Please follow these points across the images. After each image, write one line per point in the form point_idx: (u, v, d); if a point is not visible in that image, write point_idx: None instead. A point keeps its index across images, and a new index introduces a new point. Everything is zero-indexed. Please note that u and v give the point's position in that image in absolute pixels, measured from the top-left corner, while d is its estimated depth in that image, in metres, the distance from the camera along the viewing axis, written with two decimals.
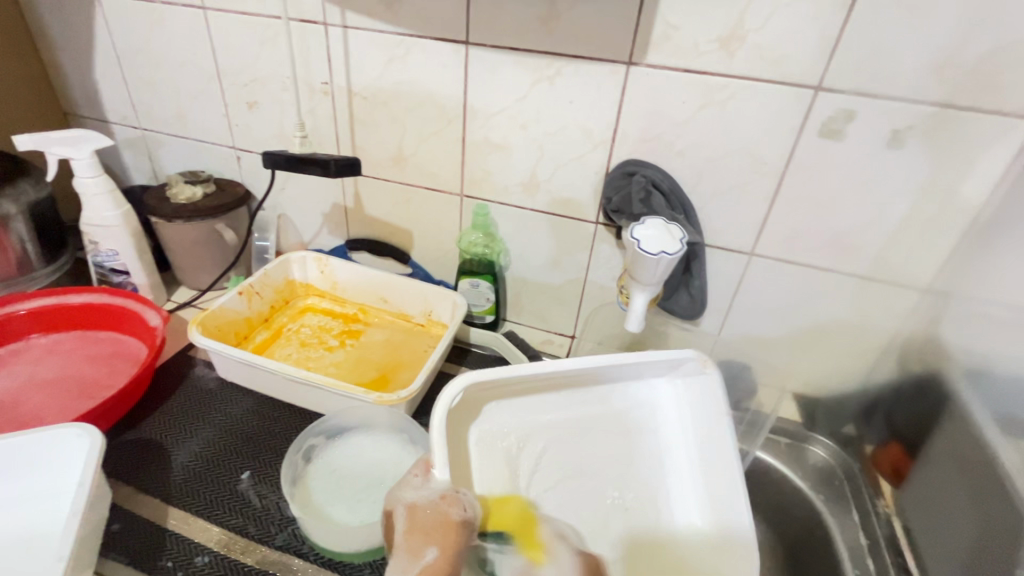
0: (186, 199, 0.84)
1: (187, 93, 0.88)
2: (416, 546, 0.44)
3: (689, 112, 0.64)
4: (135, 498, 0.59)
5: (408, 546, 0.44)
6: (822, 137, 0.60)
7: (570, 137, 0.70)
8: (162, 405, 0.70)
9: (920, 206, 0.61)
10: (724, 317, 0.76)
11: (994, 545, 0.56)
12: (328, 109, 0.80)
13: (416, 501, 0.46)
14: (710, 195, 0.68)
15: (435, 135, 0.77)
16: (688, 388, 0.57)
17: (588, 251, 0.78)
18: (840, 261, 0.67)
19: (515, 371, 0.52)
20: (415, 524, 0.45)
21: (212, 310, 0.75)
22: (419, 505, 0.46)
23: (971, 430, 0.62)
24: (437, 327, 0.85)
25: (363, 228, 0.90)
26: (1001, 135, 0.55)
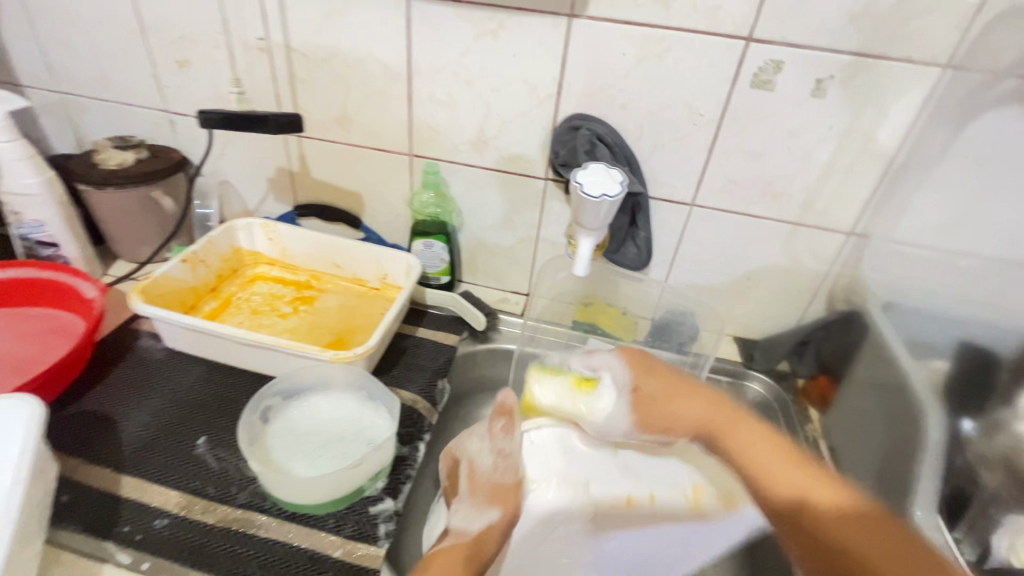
0: (116, 164, 0.80)
1: (110, 53, 0.82)
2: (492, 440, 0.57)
3: (630, 64, 0.65)
4: (84, 469, 0.58)
5: (475, 501, 0.54)
6: (754, 88, 0.63)
7: (516, 93, 0.71)
8: (107, 378, 0.67)
9: (842, 153, 0.66)
10: (669, 267, 0.80)
11: (901, 455, 0.64)
12: (266, 67, 0.77)
13: (477, 463, 0.56)
14: (653, 148, 0.70)
15: (380, 93, 0.75)
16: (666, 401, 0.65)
17: (538, 208, 0.80)
18: (772, 208, 0.71)
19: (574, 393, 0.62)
20: (476, 486, 0.54)
21: (153, 278, 0.73)
22: (479, 466, 0.56)
23: (885, 356, 0.68)
24: (393, 290, 0.85)
25: (310, 193, 0.88)
26: (910, 83, 0.60)
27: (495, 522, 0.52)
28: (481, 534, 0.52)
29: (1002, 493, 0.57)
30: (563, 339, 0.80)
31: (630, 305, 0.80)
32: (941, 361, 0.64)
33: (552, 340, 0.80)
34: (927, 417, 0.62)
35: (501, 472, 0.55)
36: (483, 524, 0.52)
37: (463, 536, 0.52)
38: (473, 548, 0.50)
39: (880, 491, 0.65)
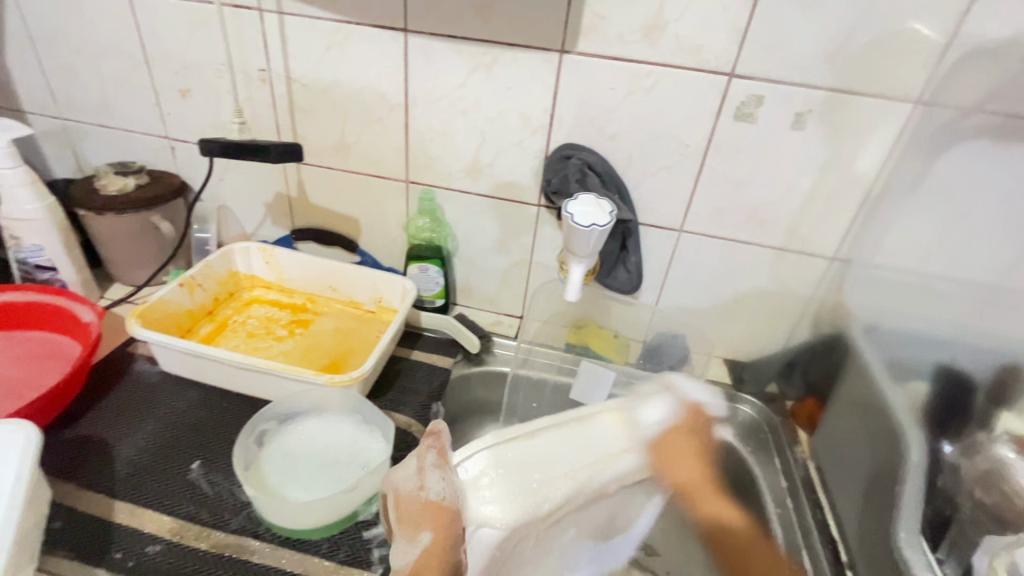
0: (117, 190, 0.81)
1: (113, 81, 0.85)
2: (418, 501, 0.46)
3: (618, 97, 0.68)
4: (77, 495, 0.58)
5: (405, 532, 0.46)
6: (737, 120, 0.66)
7: (509, 123, 0.73)
8: (102, 402, 0.68)
9: (822, 182, 0.68)
10: (659, 290, 0.82)
11: (884, 480, 0.64)
12: (266, 96, 0.79)
13: (401, 491, 0.48)
14: (642, 176, 0.73)
15: (377, 122, 0.78)
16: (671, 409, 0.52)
17: (531, 233, 0.82)
18: (757, 234, 0.74)
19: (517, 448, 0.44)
20: (405, 512, 0.47)
21: (151, 302, 0.74)
22: (404, 492, 0.47)
23: (866, 378, 0.69)
24: (388, 312, 0.86)
25: (308, 218, 0.90)
26: (885, 117, 0.63)
27: (428, 550, 0.44)
28: (415, 567, 0.44)
29: (981, 516, 0.60)
30: (555, 360, 0.81)
31: (621, 327, 0.82)
32: (921, 384, 0.66)
33: (546, 361, 0.80)
34: (910, 446, 0.63)
35: (434, 495, 0.45)
36: (420, 552, 0.45)
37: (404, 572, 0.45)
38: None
39: (863, 516, 0.66)
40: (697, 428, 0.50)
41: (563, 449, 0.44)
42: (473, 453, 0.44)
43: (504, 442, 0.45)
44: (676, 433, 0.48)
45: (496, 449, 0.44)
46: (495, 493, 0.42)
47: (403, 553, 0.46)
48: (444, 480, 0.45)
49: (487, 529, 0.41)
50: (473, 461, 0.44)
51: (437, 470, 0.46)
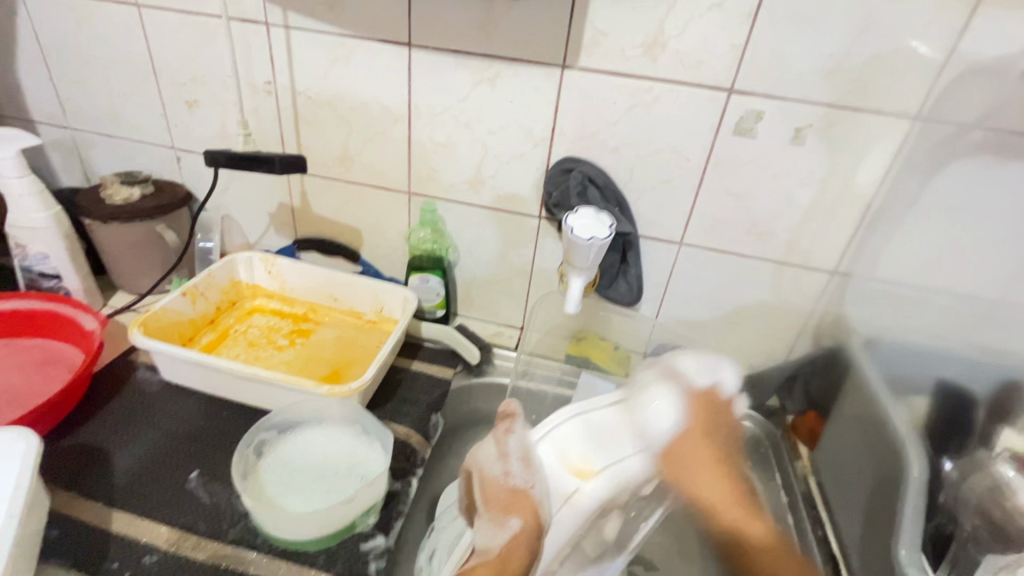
0: (123, 200, 0.82)
1: (121, 93, 0.86)
2: (493, 497, 0.47)
3: (619, 112, 0.69)
4: (75, 503, 0.58)
5: (491, 517, 0.47)
6: (736, 135, 0.67)
7: (511, 136, 0.74)
8: (102, 410, 0.68)
9: (821, 196, 0.69)
10: (659, 303, 0.82)
11: (889, 493, 0.64)
12: (272, 108, 0.81)
13: (487, 473, 0.49)
14: (642, 190, 0.73)
15: (381, 134, 0.79)
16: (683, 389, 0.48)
17: (532, 244, 0.82)
18: (757, 248, 0.74)
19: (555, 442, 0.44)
20: (491, 494, 0.48)
21: (154, 311, 0.74)
22: (489, 476, 0.48)
23: (866, 392, 0.70)
24: (389, 323, 0.87)
25: (311, 228, 0.91)
26: (883, 133, 0.64)
27: (517, 537, 0.44)
28: (504, 551, 0.44)
29: (981, 533, 0.59)
30: (556, 372, 0.81)
31: (621, 339, 0.81)
32: (922, 400, 0.68)
33: (546, 374, 0.80)
34: (912, 457, 0.62)
35: (521, 483, 0.46)
36: (509, 536, 0.45)
37: (489, 554, 0.45)
38: (500, 565, 0.44)
39: (868, 527, 0.65)
40: (713, 412, 0.48)
41: (596, 446, 0.44)
42: (537, 434, 0.45)
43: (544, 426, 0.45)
44: (688, 437, 0.46)
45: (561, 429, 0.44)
46: (565, 478, 0.43)
47: (492, 535, 0.46)
48: (525, 461, 0.45)
49: (571, 500, 0.43)
50: (544, 441, 0.44)
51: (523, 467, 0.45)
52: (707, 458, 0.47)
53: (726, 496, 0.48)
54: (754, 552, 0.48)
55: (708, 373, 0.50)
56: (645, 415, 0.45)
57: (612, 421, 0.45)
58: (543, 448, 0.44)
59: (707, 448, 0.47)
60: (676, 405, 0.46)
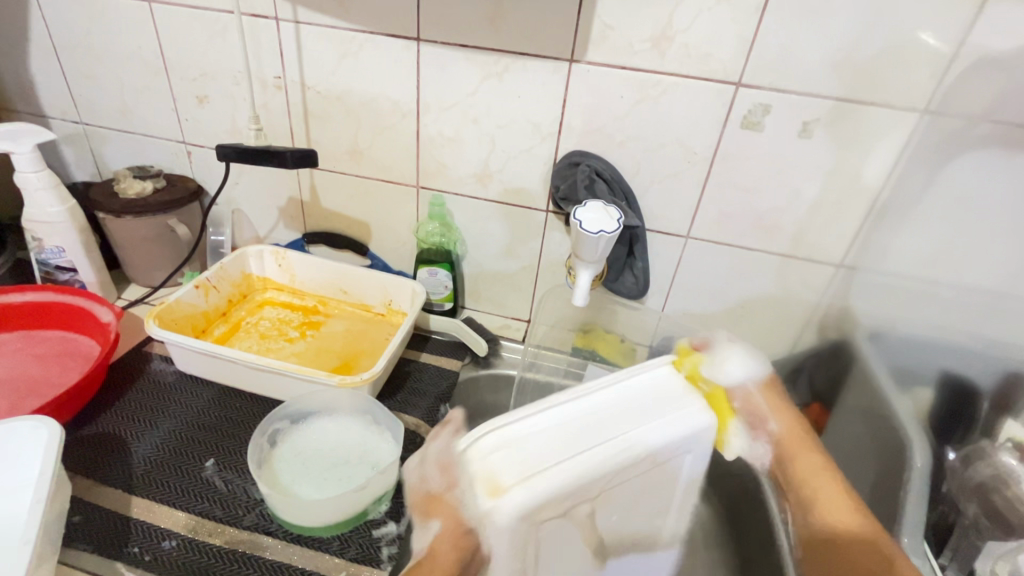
0: (135, 193, 0.83)
1: (133, 88, 0.87)
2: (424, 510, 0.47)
3: (626, 106, 0.69)
4: (95, 490, 0.59)
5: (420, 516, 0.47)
6: (744, 129, 0.67)
7: (519, 130, 0.74)
8: (119, 400, 0.69)
9: (827, 190, 0.69)
10: (665, 296, 0.83)
11: (890, 480, 0.66)
12: (282, 103, 0.81)
13: (421, 479, 0.49)
14: (649, 183, 0.74)
15: (389, 129, 0.79)
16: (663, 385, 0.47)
17: (539, 238, 0.83)
18: (764, 242, 0.74)
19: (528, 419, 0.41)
20: (428, 499, 0.47)
21: (168, 303, 0.75)
22: (429, 480, 0.47)
23: (870, 384, 0.71)
24: (397, 315, 0.88)
25: (320, 221, 0.92)
26: (890, 127, 0.64)
27: (437, 538, 0.44)
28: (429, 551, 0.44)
29: (982, 521, 0.61)
30: (563, 365, 0.81)
31: (628, 332, 0.81)
32: (925, 391, 0.69)
33: (552, 366, 0.81)
34: (913, 447, 0.64)
35: (438, 484, 0.46)
36: (430, 540, 0.45)
37: (419, 557, 0.45)
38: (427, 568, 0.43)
39: (871, 514, 0.66)
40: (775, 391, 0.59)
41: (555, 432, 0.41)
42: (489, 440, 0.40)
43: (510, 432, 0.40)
44: (757, 390, 0.58)
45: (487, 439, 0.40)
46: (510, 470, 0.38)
47: (418, 536, 0.47)
48: (441, 466, 0.45)
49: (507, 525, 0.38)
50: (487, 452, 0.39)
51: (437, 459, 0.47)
52: (795, 432, 0.58)
53: (797, 439, 0.58)
54: (844, 547, 0.52)
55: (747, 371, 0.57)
56: (629, 432, 0.42)
57: (582, 420, 0.42)
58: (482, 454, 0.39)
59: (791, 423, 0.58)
60: (665, 377, 0.48)
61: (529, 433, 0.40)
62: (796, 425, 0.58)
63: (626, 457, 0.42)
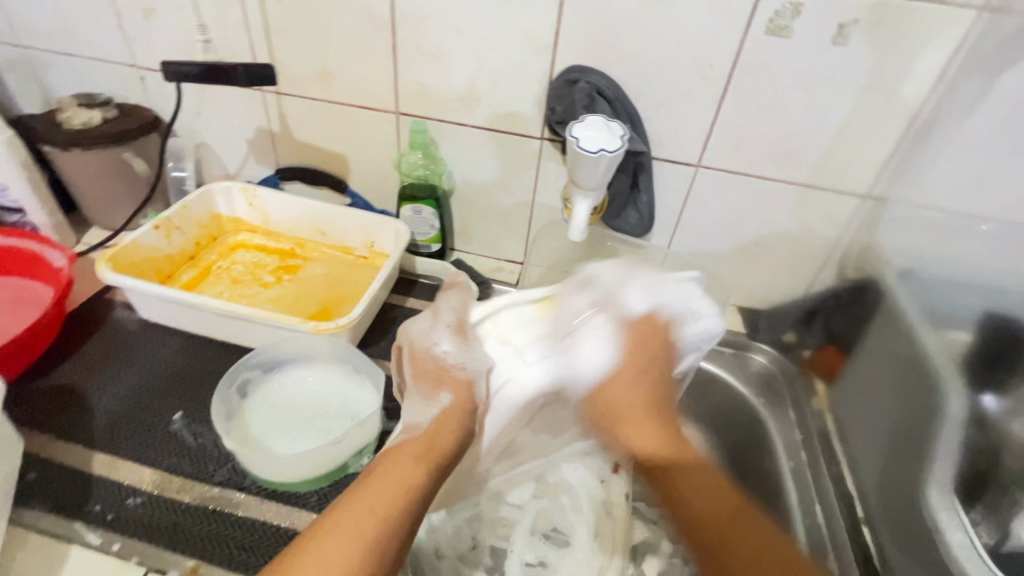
0: (81, 123, 0.74)
1: (69, 1, 0.76)
2: (428, 390, 0.48)
3: (633, 9, 0.59)
4: (52, 445, 0.55)
5: (420, 390, 0.48)
6: (769, 35, 0.58)
7: (509, 42, 0.65)
8: (78, 350, 0.64)
9: (860, 108, 0.61)
10: (671, 233, 0.76)
11: (920, 431, 0.60)
12: (238, 15, 0.71)
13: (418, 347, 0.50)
14: (656, 105, 0.65)
15: (362, 44, 0.70)
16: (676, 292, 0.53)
17: (534, 170, 0.75)
18: (784, 170, 0.67)
19: (515, 309, 0.50)
20: (422, 366, 0.49)
21: (124, 245, 0.69)
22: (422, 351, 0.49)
23: (901, 326, 0.64)
24: (381, 258, 0.81)
25: (293, 155, 0.83)
26: (941, 29, 0.55)
27: (447, 410, 0.46)
28: (431, 428, 0.46)
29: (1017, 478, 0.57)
30: None
31: None
32: (964, 333, 0.62)
33: None
34: (948, 394, 0.59)
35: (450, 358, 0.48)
36: (437, 412, 0.46)
37: (417, 431, 0.46)
38: (427, 441, 0.45)
39: (885, 463, 0.62)
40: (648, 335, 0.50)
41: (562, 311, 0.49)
42: (512, 314, 0.50)
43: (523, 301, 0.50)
44: (626, 359, 0.48)
45: (500, 315, 0.49)
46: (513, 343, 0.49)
47: (418, 410, 0.48)
48: (457, 320, 0.49)
49: (512, 385, 0.47)
50: (505, 324, 0.49)
51: (452, 338, 0.48)
52: (647, 368, 0.49)
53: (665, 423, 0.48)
54: (681, 488, 0.44)
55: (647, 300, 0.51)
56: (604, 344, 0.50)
57: (583, 325, 0.49)
58: (485, 334, 0.49)
59: (642, 380, 0.48)
60: (609, 334, 0.48)
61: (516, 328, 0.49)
62: (668, 441, 0.46)
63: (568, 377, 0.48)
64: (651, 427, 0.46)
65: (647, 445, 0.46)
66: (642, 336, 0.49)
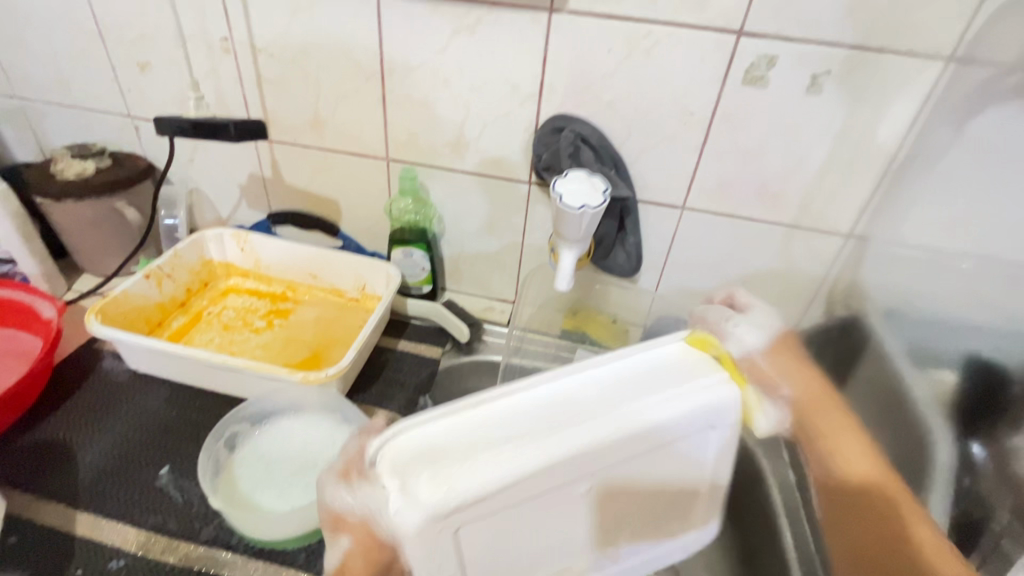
0: (75, 173, 0.75)
1: (67, 56, 0.78)
2: (333, 532, 0.42)
3: (615, 62, 0.61)
4: (35, 506, 0.54)
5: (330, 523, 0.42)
6: (745, 85, 0.60)
7: (496, 93, 0.67)
8: (65, 403, 0.64)
9: (838, 152, 0.62)
10: (660, 273, 0.77)
11: (914, 472, 0.59)
12: (231, 68, 0.73)
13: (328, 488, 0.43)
14: (640, 150, 0.67)
15: (353, 95, 0.71)
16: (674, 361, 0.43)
17: (522, 213, 0.76)
18: (767, 211, 0.68)
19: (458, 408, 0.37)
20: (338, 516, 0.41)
21: (114, 296, 0.69)
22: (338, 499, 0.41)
23: (885, 364, 0.65)
24: (372, 300, 0.81)
25: (286, 200, 0.84)
26: (910, 78, 0.57)
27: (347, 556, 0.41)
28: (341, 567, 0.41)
29: None
30: (552, 349, 0.76)
31: (620, 311, 0.76)
32: (950, 373, 0.60)
33: (539, 350, 0.76)
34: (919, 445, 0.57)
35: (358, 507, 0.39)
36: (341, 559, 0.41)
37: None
38: None
39: None
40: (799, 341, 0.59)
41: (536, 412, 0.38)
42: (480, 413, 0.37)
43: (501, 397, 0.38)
44: (772, 354, 0.55)
45: (415, 430, 0.36)
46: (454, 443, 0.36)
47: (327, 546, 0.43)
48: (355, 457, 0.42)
49: (404, 520, 0.35)
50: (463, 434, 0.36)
51: (341, 482, 0.41)
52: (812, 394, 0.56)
53: (823, 401, 0.56)
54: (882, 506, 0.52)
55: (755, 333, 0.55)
56: (629, 406, 0.39)
57: (595, 394, 0.39)
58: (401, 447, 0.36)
59: (803, 371, 0.57)
60: (758, 329, 0.56)
61: (458, 432, 0.36)
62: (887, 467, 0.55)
63: (620, 425, 0.38)
64: (868, 455, 0.55)
65: (865, 467, 0.54)
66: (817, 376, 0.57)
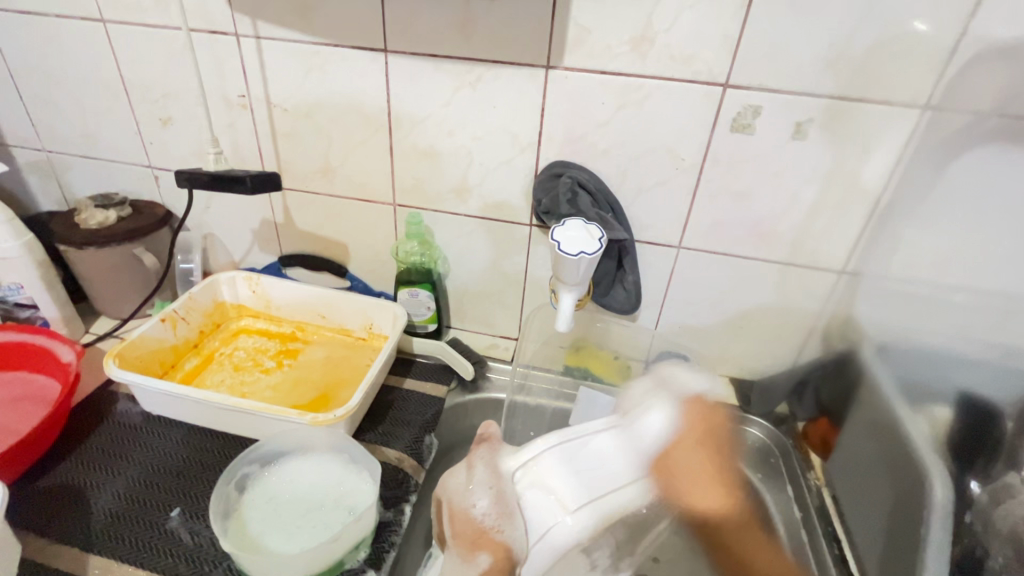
0: (98, 223, 0.79)
1: (94, 113, 0.83)
2: (466, 553, 0.48)
3: (608, 112, 0.65)
4: (50, 549, 0.55)
5: (458, 551, 0.49)
6: (733, 132, 0.63)
7: (497, 142, 0.70)
8: (80, 445, 0.65)
9: (825, 193, 0.65)
10: (659, 309, 0.79)
11: (911, 505, 0.62)
12: (248, 122, 0.77)
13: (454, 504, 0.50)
14: (635, 193, 0.70)
15: (362, 145, 0.75)
16: (605, 449, 0.50)
17: (524, 253, 0.79)
18: (760, 249, 0.70)
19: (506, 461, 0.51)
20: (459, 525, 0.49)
21: (131, 340, 0.71)
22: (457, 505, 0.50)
23: (883, 403, 0.68)
24: (379, 339, 0.84)
25: (296, 243, 0.88)
26: (890, 124, 0.60)
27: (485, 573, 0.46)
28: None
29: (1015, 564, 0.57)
30: (553, 385, 0.78)
31: (620, 348, 0.78)
32: (946, 409, 0.65)
33: (545, 387, 0.77)
34: (935, 478, 0.60)
35: (489, 519, 0.48)
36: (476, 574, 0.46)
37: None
38: None
39: (889, 536, 0.63)
40: (705, 420, 0.56)
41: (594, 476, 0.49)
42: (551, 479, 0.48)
43: (564, 466, 0.48)
44: (687, 428, 0.54)
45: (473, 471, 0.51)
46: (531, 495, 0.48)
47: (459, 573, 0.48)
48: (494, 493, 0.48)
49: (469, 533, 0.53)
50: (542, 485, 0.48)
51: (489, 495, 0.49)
52: (704, 442, 0.54)
53: (701, 470, 0.54)
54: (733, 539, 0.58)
55: (654, 426, 0.52)
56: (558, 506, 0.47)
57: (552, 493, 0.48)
58: (520, 482, 0.48)
59: (713, 456, 0.55)
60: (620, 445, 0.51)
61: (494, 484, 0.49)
62: (735, 500, 0.56)
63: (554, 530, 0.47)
64: (714, 486, 0.55)
65: (719, 506, 0.55)
66: (703, 434, 0.54)
